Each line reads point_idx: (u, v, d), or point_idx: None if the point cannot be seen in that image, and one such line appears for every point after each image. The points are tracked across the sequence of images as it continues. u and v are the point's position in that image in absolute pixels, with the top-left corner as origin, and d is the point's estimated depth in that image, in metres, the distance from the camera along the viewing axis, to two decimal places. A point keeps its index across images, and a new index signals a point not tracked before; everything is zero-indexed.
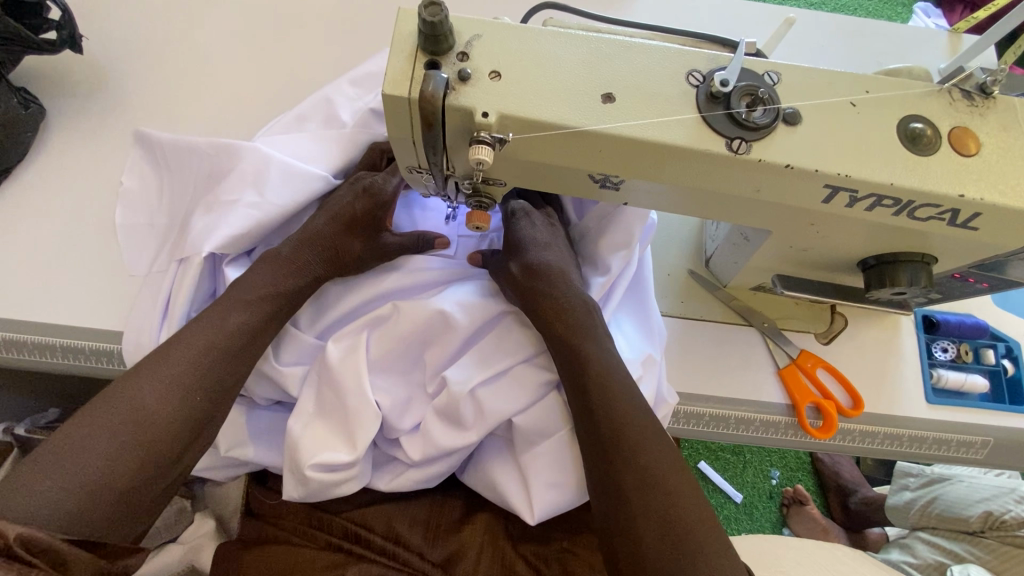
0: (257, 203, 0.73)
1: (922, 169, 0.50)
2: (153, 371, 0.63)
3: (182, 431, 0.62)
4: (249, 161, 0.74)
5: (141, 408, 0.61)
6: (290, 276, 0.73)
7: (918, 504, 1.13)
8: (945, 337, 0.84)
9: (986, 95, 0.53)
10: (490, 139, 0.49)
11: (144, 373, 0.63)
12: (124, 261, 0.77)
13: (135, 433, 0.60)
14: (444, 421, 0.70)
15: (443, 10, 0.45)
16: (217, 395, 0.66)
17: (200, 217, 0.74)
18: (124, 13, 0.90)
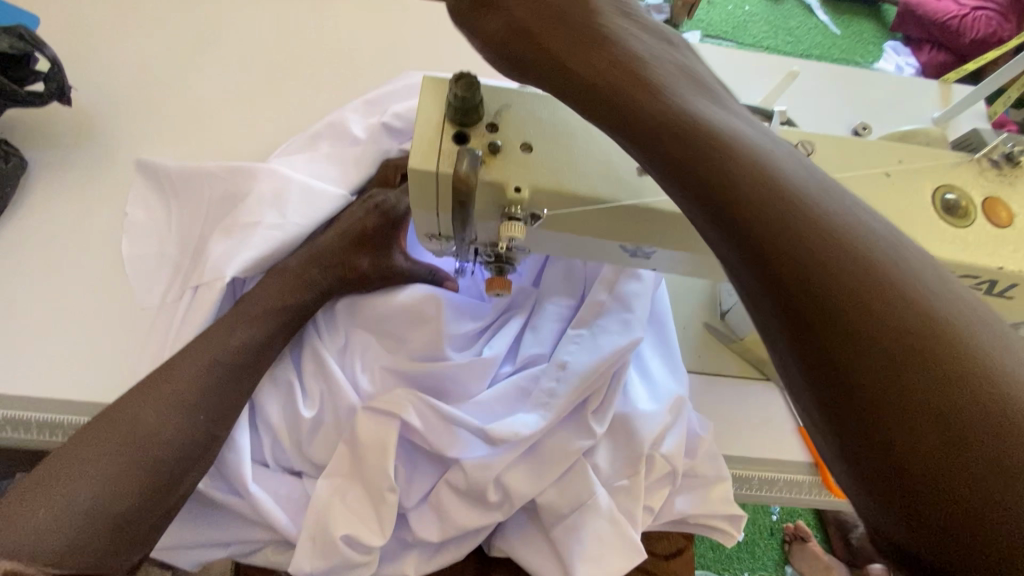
0: (279, 225, 0.71)
1: (960, 241, 0.50)
2: (157, 389, 0.62)
3: (181, 457, 0.60)
4: (266, 183, 0.71)
5: (142, 430, 0.59)
6: (302, 307, 0.70)
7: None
8: None
9: (1014, 163, 0.53)
10: (522, 214, 0.46)
11: (145, 393, 0.61)
12: (134, 294, 0.73)
13: (134, 458, 0.58)
14: (466, 501, 0.65)
15: (475, 83, 0.44)
16: (219, 414, 0.63)
17: (216, 242, 0.70)
18: (115, 58, 0.86)
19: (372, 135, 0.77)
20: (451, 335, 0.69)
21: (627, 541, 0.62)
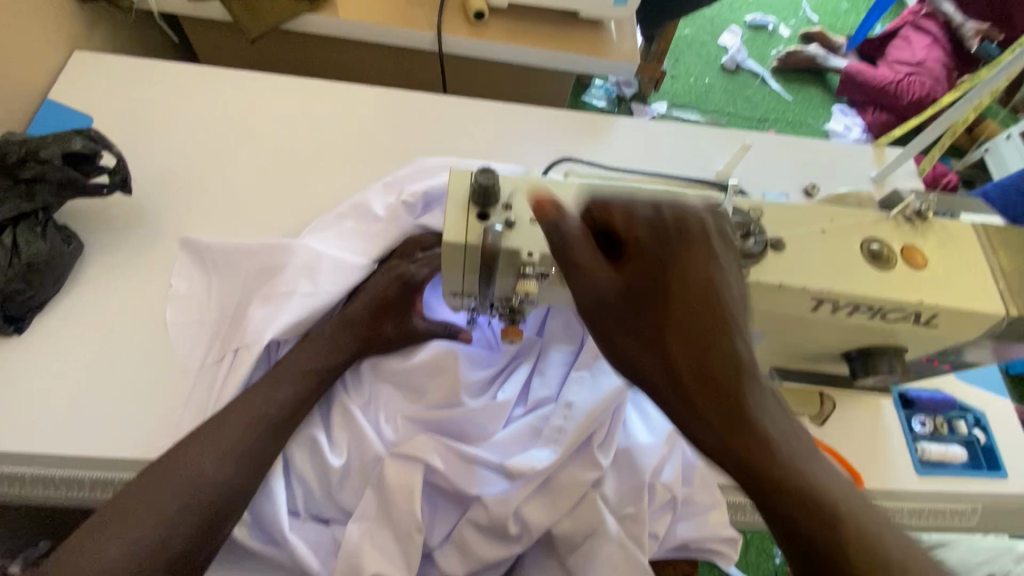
0: (312, 293, 0.81)
1: (887, 282, 0.61)
2: (207, 438, 0.71)
3: (225, 504, 0.69)
4: (301, 256, 0.82)
5: (199, 473, 0.68)
6: (333, 364, 0.79)
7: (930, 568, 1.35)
8: (921, 411, 0.94)
9: (924, 218, 0.66)
10: (535, 274, 0.57)
11: (198, 442, 0.70)
12: (179, 358, 0.80)
13: (188, 497, 0.67)
14: (486, 535, 0.71)
15: (494, 175, 0.56)
16: (261, 466, 0.72)
17: (256, 309, 0.80)
18: (160, 150, 0.97)
19: (390, 210, 0.88)
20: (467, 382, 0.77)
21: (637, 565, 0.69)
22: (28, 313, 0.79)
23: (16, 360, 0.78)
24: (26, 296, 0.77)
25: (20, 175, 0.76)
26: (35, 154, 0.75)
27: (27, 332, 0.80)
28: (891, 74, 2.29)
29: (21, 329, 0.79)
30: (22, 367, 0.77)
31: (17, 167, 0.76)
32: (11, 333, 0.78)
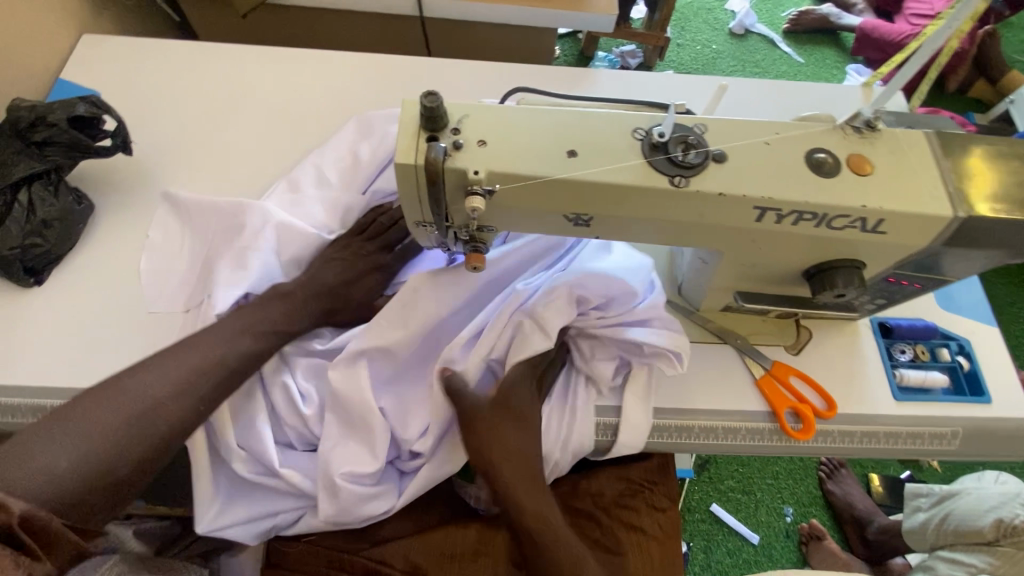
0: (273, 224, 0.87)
1: (831, 188, 0.63)
2: (161, 368, 0.73)
3: (169, 435, 0.71)
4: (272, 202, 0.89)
5: (144, 399, 0.71)
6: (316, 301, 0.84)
7: (933, 521, 1.28)
8: (901, 340, 0.94)
9: (873, 128, 0.67)
10: (481, 191, 0.61)
11: (157, 365, 0.74)
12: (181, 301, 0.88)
13: (133, 422, 0.69)
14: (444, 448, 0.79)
15: (439, 98, 0.59)
16: (208, 405, 0.74)
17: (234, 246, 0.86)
18: (161, 119, 1.04)
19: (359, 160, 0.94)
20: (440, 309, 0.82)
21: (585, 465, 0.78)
22: (46, 265, 0.88)
23: (37, 306, 0.86)
24: (41, 249, 0.86)
25: (32, 139, 0.84)
26: (44, 118, 0.83)
27: (46, 283, 0.88)
28: (906, 27, 2.21)
29: (41, 279, 0.88)
30: (42, 312, 0.86)
31: (29, 132, 0.84)
32: (32, 283, 0.87)
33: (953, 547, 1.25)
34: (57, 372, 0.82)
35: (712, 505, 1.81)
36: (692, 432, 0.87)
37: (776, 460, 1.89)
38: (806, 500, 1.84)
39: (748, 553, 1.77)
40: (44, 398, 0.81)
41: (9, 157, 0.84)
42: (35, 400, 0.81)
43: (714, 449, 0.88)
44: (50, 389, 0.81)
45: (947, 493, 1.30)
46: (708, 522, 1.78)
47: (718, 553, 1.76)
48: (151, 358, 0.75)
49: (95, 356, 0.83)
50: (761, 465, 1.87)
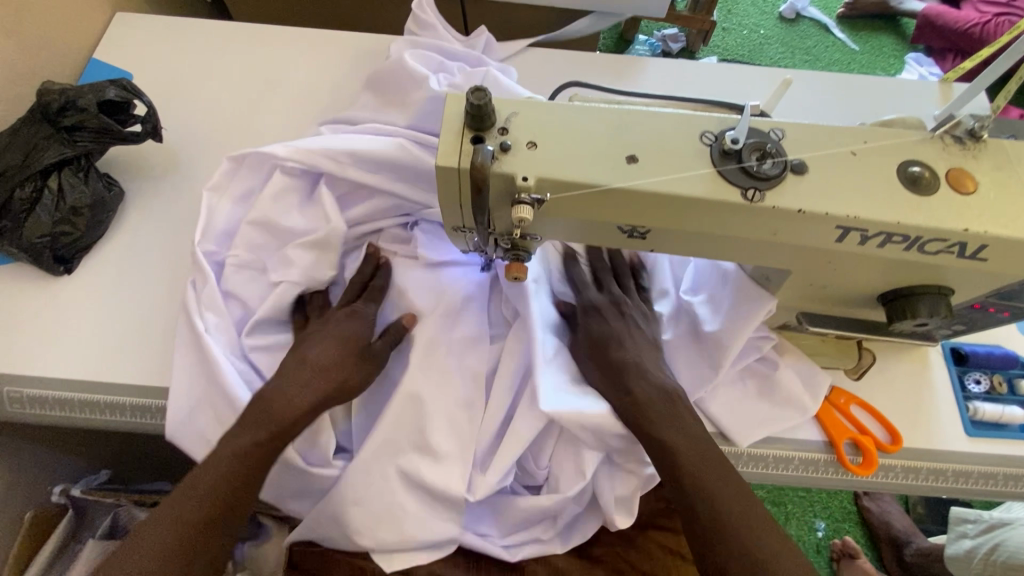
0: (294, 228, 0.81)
1: (927, 208, 0.55)
2: (180, 498, 0.65)
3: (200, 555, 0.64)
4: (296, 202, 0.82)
5: (161, 536, 0.63)
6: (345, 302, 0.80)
7: (982, 551, 1.21)
8: (976, 368, 0.85)
9: (977, 139, 0.58)
10: (530, 200, 0.55)
11: (162, 511, 0.65)
12: None
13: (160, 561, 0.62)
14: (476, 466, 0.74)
15: (487, 95, 0.54)
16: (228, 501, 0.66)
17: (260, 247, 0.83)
18: (192, 103, 1.01)
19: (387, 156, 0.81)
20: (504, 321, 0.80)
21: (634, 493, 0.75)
22: (76, 254, 0.86)
23: (66, 296, 0.84)
24: (71, 238, 0.84)
25: (62, 123, 0.82)
26: (73, 103, 0.80)
27: (76, 272, 0.86)
28: (977, 14, 2.04)
29: (70, 268, 0.86)
30: (71, 302, 0.84)
31: (58, 116, 0.81)
32: (62, 272, 0.85)
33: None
34: (84, 365, 0.80)
35: None
36: (741, 459, 0.81)
37: None
38: (839, 515, 1.77)
39: None
40: (73, 391, 0.79)
41: (40, 142, 0.81)
42: (64, 393, 0.79)
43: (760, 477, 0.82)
44: (77, 383, 0.79)
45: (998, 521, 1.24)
46: None
47: None
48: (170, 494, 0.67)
49: (122, 350, 0.81)
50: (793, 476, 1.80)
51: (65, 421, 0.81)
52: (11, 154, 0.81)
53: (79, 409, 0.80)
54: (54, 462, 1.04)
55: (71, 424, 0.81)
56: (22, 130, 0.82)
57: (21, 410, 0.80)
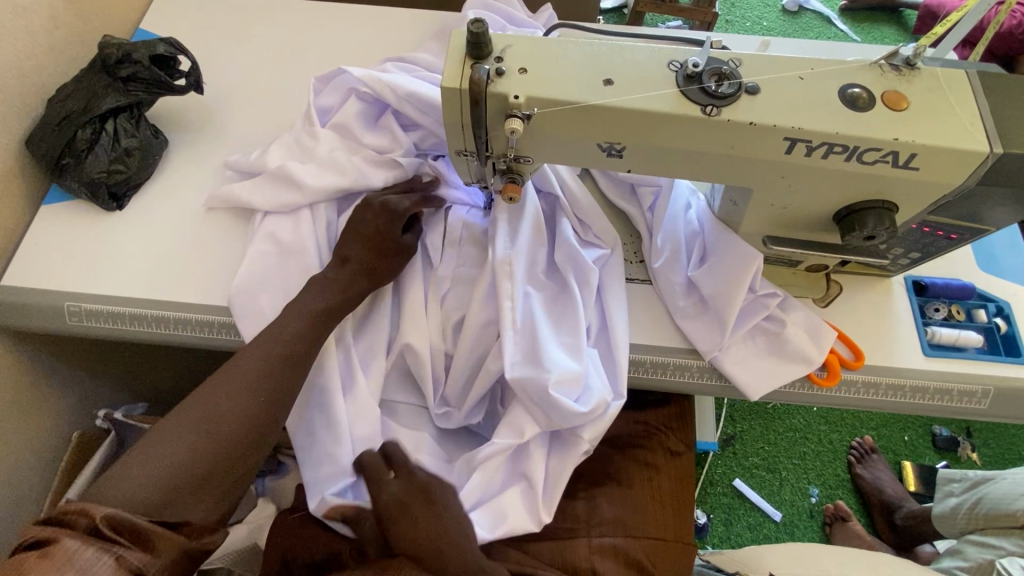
0: (326, 165, 0.91)
1: (863, 121, 0.64)
2: (223, 380, 0.75)
3: (244, 432, 0.74)
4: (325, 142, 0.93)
5: (216, 408, 0.73)
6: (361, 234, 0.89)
7: (965, 505, 1.28)
8: (937, 299, 0.93)
9: (912, 67, 0.67)
10: (521, 115, 0.65)
11: (222, 383, 0.75)
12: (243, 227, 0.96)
13: (205, 427, 0.72)
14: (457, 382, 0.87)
15: (485, 25, 0.64)
16: (272, 398, 0.76)
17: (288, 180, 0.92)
18: (227, 66, 1.12)
19: (400, 101, 0.91)
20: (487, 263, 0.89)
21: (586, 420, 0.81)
22: (126, 191, 0.97)
23: (118, 227, 0.96)
24: (123, 175, 0.95)
25: (118, 74, 0.94)
26: (129, 56, 0.93)
27: (126, 207, 0.97)
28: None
29: (122, 204, 0.97)
30: (123, 232, 0.95)
31: (116, 67, 0.93)
32: (114, 207, 0.96)
33: (984, 531, 1.24)
34: (138, 285, 0.91)
35: (735, 480, 1.81)
36: (708, 372, 0.87)
37: (804, 439, 1.86)
38: (832, 482, 1.82)
39: (769, 529, 1.77)
40: (123, 306, 0.90)
41: (99, 91, 0.93)
42: (115, 308, 0.90)
43: (717, 390, 0.88)
44: (128, 299, 0.90)
45: (983, 478, 1.28)
46: (730, 496, 1.78)
47: (738, 526, 1.76)
48: (215, 374, 0.77)
49: (169, 273, 0.92)
50: (788, 444, 1.86)
51: (114, 335, 0.92)
52: (75, 101, 0.93)
53: (128, 323, 0.91)
54: (99, 388, 1.15)
55: (120, 337, 0.92)
56: (84, 80, 0.94)
57: (80, 323, 0.91)
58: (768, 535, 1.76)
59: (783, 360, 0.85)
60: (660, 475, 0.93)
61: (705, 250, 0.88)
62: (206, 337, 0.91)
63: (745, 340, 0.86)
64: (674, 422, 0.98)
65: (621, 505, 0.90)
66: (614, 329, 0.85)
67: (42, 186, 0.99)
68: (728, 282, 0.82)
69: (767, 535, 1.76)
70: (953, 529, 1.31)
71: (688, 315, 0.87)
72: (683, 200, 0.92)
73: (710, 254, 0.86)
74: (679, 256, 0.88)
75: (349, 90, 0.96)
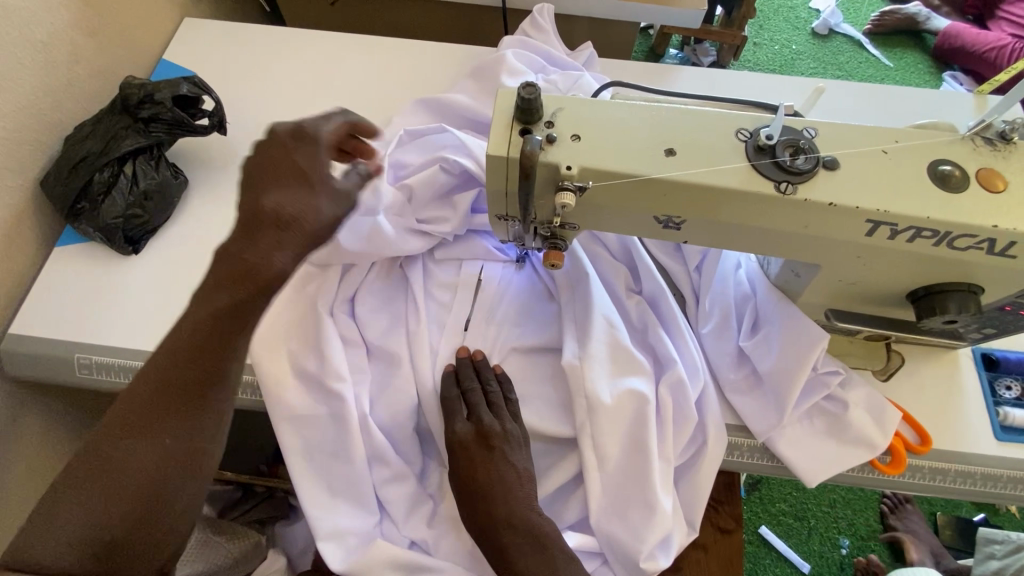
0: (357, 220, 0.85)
1: (956, 204, 0.57)
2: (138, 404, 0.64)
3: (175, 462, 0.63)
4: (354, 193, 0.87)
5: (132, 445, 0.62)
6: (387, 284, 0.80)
7: (1010, 568, 1.12)
8: (1007, 374, 0.85)
9: (1008, 140, 0.61)
10: (573, 186, 0.59)
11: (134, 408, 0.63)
12: None
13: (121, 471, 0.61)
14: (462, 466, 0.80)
15: (537, 90, 0.59)
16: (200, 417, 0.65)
17: None
18: (250, 101, 1.08)
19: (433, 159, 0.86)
20: (519, 337, 0.84)
21: (622, 507, 0.75)
22: (144, 235, 0.93)
23: (134, 273, 0.91)
24: (141, 219, 0.91)
25: (139, 114, 0.89)
26: (151, 96, 0.88)
27: (142, 252, 0.93)
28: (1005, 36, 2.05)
29: (138, 249, 0.92)
30: (139, 278, 0.91)
31: (137, 108, 0.89)
32: (130, 252, 0.92)
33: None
34: (151, 338, 0.86)
35: (762, 527, 1.73)
36: (761, 452, 0.80)
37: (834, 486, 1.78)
38: (864, 533, 1.72)
39: None
40: (137, 360, 0.85)
41: (119, 132, 0.89)
42: (129, 361, 0.85)
43: (766, 470, 0.81)
44: (141, 352, 0.85)
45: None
46: (756, 545, 1.70)
47: None
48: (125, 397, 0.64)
49: None
50: (817, 492, 1.78)
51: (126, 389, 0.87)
52: (94, 143, 0.89)
53: None
54: None
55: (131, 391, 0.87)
56: (104, 120, 0.91)
57: (89, 375, 0.86)
58: None
59: (843, 443, 0.78)
60: (707, 554, 0.86)
61: (757, 317, 0.81)
62: (244, 399, 0.86)
63: (801, 420, 0.79)
64: (723, 494, 0.90)
65: None
66: (667, 421, 0.77)
67: (55, 226, 0.95)
68: (794, 362, 0.75)
69: None
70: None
71: (740, 390, 0.80)
72: (732, 259, 0.86)
73: (764, 326, 0.79)
74: (733, 325, 0.82)
75: (441, 150, 0.90)
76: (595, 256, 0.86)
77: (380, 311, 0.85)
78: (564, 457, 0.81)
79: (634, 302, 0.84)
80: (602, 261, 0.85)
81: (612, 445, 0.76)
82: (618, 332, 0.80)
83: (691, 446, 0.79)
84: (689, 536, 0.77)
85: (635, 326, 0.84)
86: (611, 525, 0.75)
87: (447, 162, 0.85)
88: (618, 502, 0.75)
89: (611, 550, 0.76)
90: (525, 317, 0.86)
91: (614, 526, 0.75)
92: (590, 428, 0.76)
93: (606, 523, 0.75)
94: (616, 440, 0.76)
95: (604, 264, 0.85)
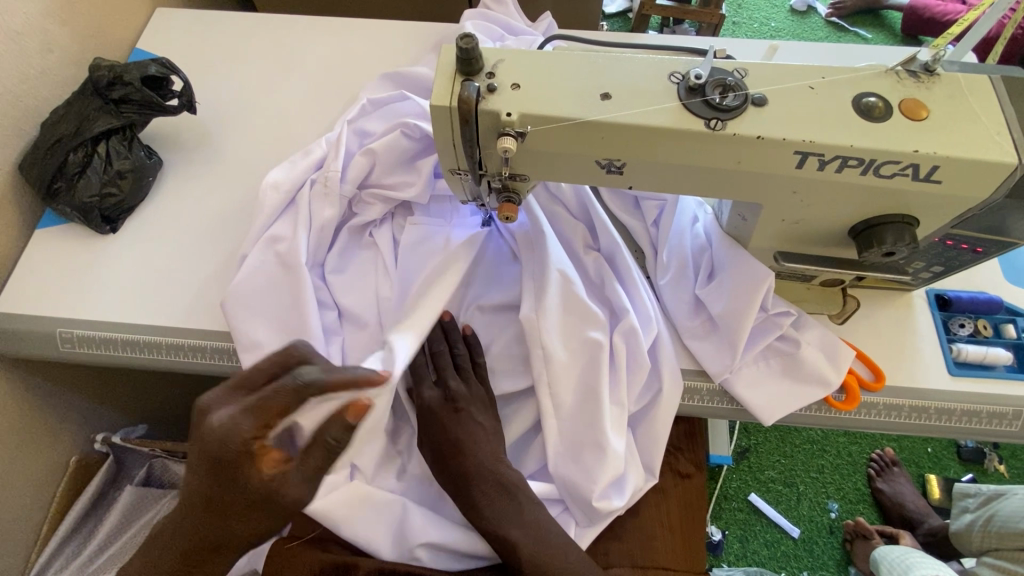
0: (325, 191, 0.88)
1: (878, 132, 0.60)
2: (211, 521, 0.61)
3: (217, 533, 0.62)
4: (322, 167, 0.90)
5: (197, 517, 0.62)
6: None
7: (979, 522, 1.16)
8: (961, 313, 0.88)
9: (931, 73, 0.63)
10: (514, 133, 0.62)
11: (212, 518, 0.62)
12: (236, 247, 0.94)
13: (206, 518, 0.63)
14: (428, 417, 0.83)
15: (475, 40, 0.61)
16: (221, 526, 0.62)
17: (273, 197, 0.89)
18: (221, 84, 1.11)
19: (396, 127, 0.89)
20: (483, 296, 0.86)
21: (580, 451, 0.79)
22: (120, 214, 0.96)
23: (112, 251, 0.94)
24: (116, 198, 0.94)
25: (111, 96, 0.93)
26: (120, 77, 0.92)
27: (120, 231, 0.96)
28: (958, 3, 2.07)
29: (115, 228, 0.96)
30: (117, 255, 0.94)
31: (108, 89, 0.92)
32: (108, 231, 0.95)
33: (998, 551, 1.11)
34: (129, 311, 0.89)
35: (750, 494, 1.68)
36: (720, 396, 0.83)
37: (821, 452, 1.73)
38: (852, 496, 1.68)
39: (787, 546, 1.63)
40: (116, 332, 0.88)
41: (92, 113, 0.93)
42: (108, 334, 0.88)
43: (723, 413, 0.84)
44: (119, 325, 0.88)
45: (996, 493, 1.17)
46: (745, 512, 1.66)
47: (754, 543, 1.63)
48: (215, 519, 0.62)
49: (161, 297, 0.90)
50: (805, 457, 1.72)
51: (105, 361, 0.90)
52: (67, 124, 0.92)
53: (121, 349, 0.88)
54: (101, 414, 1.14)
55: (110, 363, 0.90)
56: (77, 103, 0.94)
57: (72, 349, 0.89)
58: (786, 554, 1.62)
59: (797, 381, 0.81)
60: (670, 498, 0.90)
61: (713, 266, 0.83)
62: (224, 365, 0.88)
63: (756, 362, 0.81)
64: (683, 441, 0.95)
65: (627, 533, 0.86)
66: (620, 367, 0.80)
67: (35, 209, 0.98)
68: (746, 306, 0.77)
69: (786, 554, 1.62)
70: (970, 548, 1.18)
71: (696, 337, 0.83)
72: (689, 214, 0.88)
73: (718, 274, 0.82)
74: (690, 277, 0.84)
75: (403, 117, 0.93)
76: (555, 216, 0.89)
77: (351, 276, 0.88)
78: (526, 408, 0.84)
79: (592, 258, 0.86)
80: (560, 218, 0.88)
81: (566, 391, 0.79)
82: (572, 286, 0.82)
83: (647, 393, 0.82)
84: (647, 481, 0.82)
85: (593, 281, 0.86)
86: (569, 468, 0.79)
87: (409, 127, 0.88)
88: (574, 445, 0.79)
89: (570, 492, 0.80)
90: (487, 278, 0.88)
91: (574, 470, 0.79)
92: (546, 378, 0.80)
93: (564, 467, 0.79)
94: (569, 386, 0.79)
95: (562, 222, 0.88)
